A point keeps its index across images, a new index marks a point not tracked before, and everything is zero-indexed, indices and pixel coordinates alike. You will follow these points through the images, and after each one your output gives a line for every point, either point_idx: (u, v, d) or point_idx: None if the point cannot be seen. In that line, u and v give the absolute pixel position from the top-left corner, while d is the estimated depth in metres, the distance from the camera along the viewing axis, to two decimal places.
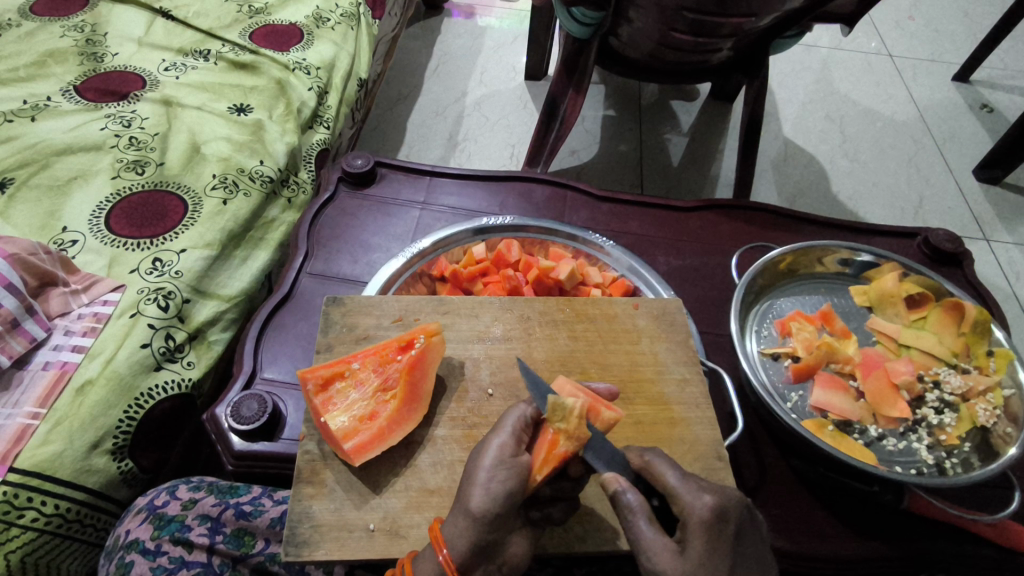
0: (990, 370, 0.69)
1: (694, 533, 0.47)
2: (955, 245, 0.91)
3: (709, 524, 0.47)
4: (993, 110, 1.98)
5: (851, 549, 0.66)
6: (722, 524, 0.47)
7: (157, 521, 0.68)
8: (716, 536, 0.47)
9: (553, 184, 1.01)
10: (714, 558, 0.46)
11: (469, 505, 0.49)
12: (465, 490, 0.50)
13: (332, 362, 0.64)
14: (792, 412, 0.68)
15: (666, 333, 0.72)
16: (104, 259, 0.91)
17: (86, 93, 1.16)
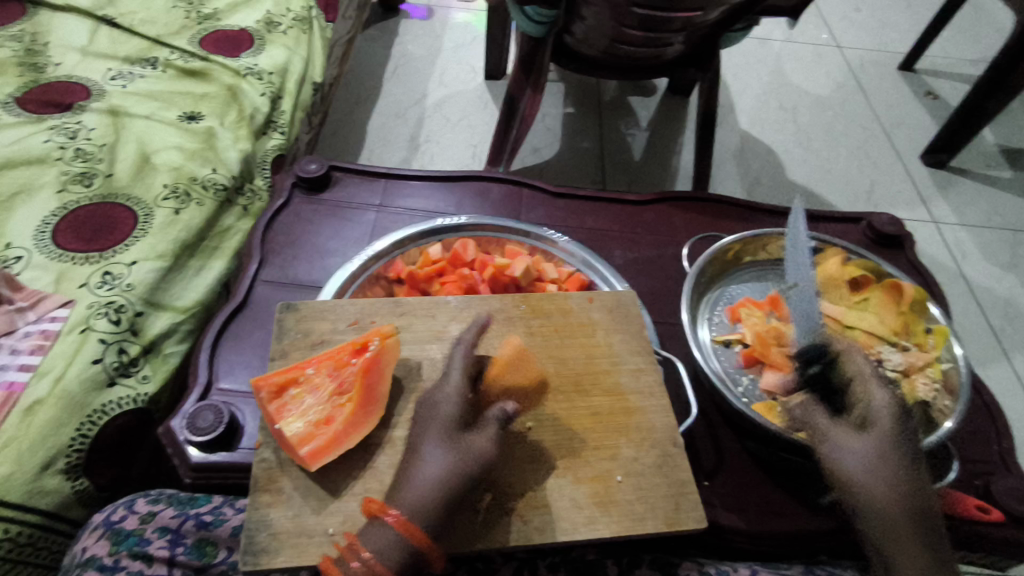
0: (929, 347, 0.73)
1: None
2: (896, 228, 0.95)
3: None
4: (937, 97, 2.05)
5: (804, 525, 0.68)
6: None
7: (115, 536, 0.67)
8: None
9: (509, 182, 1.02)
10: None
11: (420, 478, 0.54)
12: (413, 469, 0.55)
13: (286, 368, 0.64)
14: (743, 397, 0.70)
15: (621, 325, 0.73)
16: (51, 274, 0.89)
17: (28, 105, 1.13)
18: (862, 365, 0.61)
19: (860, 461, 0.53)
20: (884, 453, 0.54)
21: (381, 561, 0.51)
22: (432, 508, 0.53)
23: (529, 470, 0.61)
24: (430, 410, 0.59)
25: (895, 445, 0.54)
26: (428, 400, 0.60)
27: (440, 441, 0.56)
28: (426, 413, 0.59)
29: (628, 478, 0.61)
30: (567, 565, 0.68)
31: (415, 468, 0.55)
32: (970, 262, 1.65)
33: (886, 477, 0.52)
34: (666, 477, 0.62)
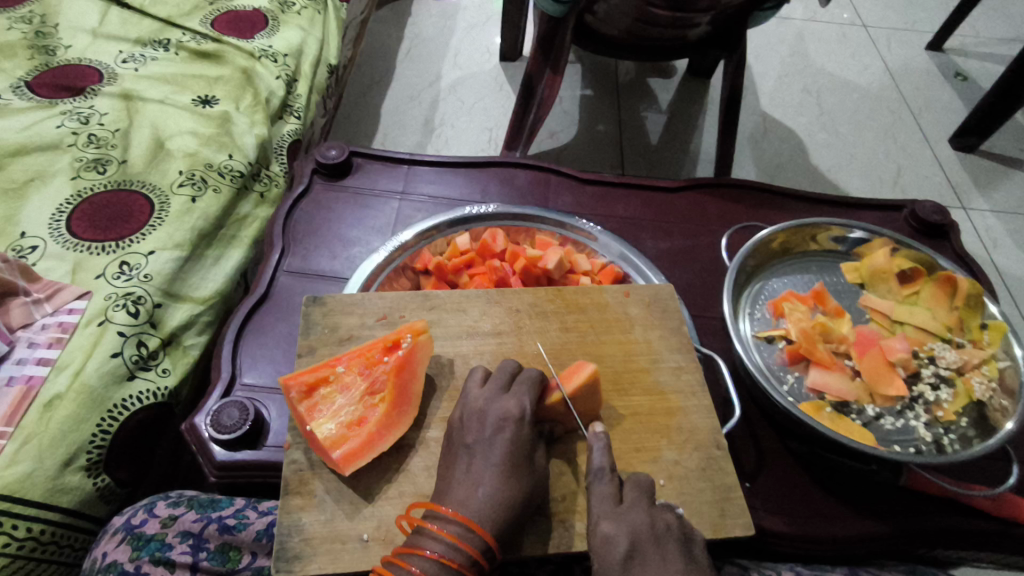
0: (984, 344, 0.69)
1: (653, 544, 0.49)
2: (942, 217, 0.91)
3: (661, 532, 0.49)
4: (967, 78, 1.98)
5: (852, 529, 0.65)
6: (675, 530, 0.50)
7: (135, 540, 0.65)
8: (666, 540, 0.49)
9: (535, 168, 0.98)
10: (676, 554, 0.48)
11: (478, 501, 0.50)
12: (466, 489, 0.51)
13: (315, 367, 0.61)
14: (789, 395, 0.67)
15: (659, 320, 0.70)
16: (67, 265, 0.87)
17: (39, 89, 1.10)
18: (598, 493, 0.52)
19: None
20: None
21: (452, 559, 0.48)
22: (496, 525, 0.50)
23: (569, 474, 0.58)
24: (477, 423, 0.55)
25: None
26: (471, 410, 0.56)
27: (499, 459, 0.53)
28: (471, 425, 0.55)
29: (672, 482, 0.59)
30: None
31: (470, 486, 0.51)
32: (1001, 250, 1.61)
33: None
34: (711, 482, 0.59)
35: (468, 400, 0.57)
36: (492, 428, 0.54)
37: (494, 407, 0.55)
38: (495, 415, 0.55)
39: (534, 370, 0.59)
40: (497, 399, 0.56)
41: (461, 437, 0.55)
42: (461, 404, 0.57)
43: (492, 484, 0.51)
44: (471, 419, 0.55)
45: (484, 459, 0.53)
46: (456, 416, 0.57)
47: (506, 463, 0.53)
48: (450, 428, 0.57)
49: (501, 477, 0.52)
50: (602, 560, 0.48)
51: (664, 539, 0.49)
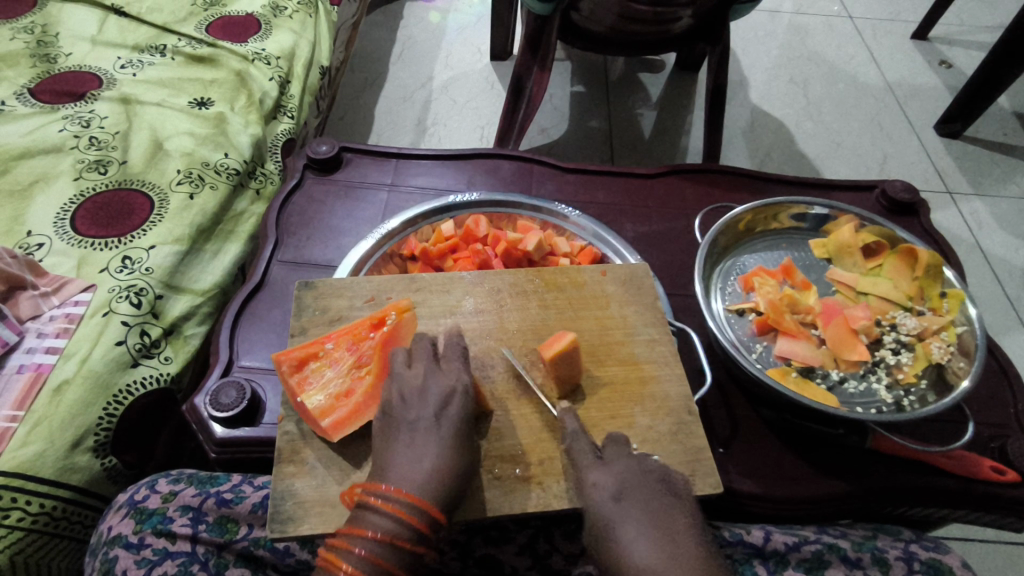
0: (944, 311, 0.72)
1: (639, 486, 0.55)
2: (911, 195, 0.94)
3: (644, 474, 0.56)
4: (951, 66, 2.01)
5: (819, 489, 0.69)
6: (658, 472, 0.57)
7: (138, 514, 0.69)
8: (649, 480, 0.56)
9: (519, 159, 1.02)
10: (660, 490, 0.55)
11: (425, 474, 0.53)
12: (409, 464, 0.54)
13: (306, 343, 0.65)
14: (757, 363, 0.71)
15: (634, 296, 0.74)
16: (72, 260, 0.91)
17: (41, 95, 1.14)
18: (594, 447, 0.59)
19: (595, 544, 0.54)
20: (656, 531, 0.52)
21: (400, 521, 0.51)
22: (441, 496, 0.53)
23: (547, 440, 0.62)
24: (417, 399, 0.58)
25: (604, 522, 0.54)
26: (409, 387, 0.59)
27: (443, 438, 0.56)
28: (412, 402, 0.58)
29: (644, 445, 0.62)
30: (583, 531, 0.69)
31: (415, 460, 0.54)
32: (985, 233, 1.64)
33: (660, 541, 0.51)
34: (682, 444, 0.63)
35: (403, 379, 0.59)
36: (437, 404, 0.57)
37: (434, 386, 0.58)
38: (437, 394, 0.58)
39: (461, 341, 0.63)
40: (433, 375, 0.60)
41: (403, 414, 0.57)
42: (394, 381, 0.59)
43: (435, 460, 0.54)
44: (411, 397, 0.58)
45: (426, 436, 0.55)
46: (392, 393, 0.59)
47: (450, 442, 0.56)
48: (385, 403, 0.59)
49: (444, 454, 0.55)
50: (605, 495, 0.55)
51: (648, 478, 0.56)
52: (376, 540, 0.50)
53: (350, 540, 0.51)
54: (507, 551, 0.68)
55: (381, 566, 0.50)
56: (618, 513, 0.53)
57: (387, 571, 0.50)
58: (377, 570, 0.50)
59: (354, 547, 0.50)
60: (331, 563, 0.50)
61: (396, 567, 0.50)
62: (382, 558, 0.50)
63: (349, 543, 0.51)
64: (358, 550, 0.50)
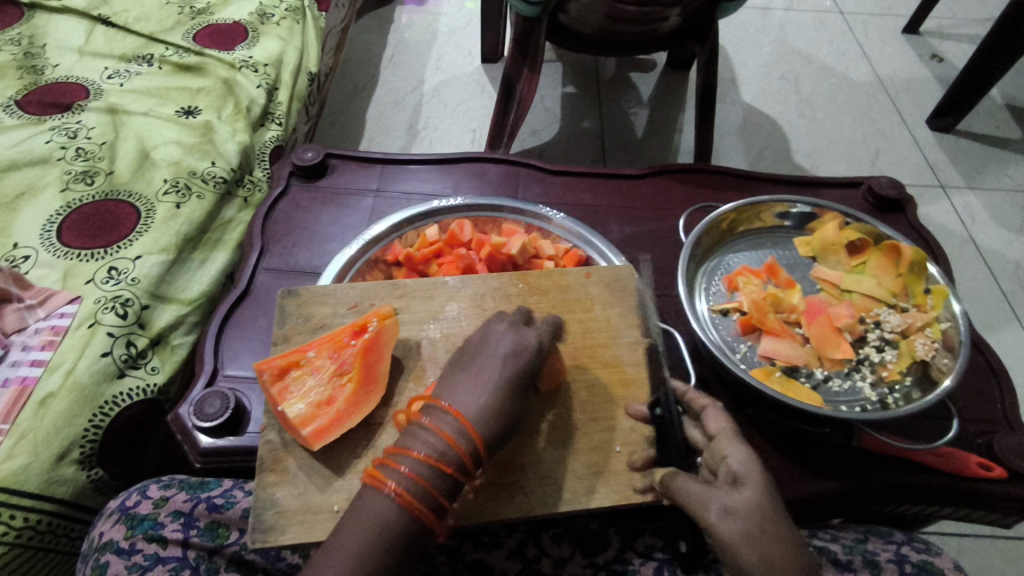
0: (928, 307, 0.72)
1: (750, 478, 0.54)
2: (897, 191, 0.94)
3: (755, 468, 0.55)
4: (943, 60, 2.01)
5: (805, 488, 0.69)
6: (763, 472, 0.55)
7: (130, 520, 0.68)
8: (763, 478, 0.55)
9: (505, 162, 1.02)
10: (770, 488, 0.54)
11: (474, 411, 0.53)
12: (466, 398, 0.54)
13: (286, 352, 0.65)
14: (741, 363, 0.70)
15: (618, 298, 0.74)
16: (58, 271, 0.91)
17: (28, 107, 1.14)
18: (721, 424, 0.59)
19: (747, 526, 0.50)
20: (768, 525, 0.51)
21: (443, 458, 0.51)
22: (488, 435, 0.52)
23: (530, 444, 0.61)
24: (489, 346, 0.58)
25: (768, 495, 0.53)
26: (487, 336, 0.59)
27: (505, 378, 0.55)
28: (484, 348, 0.58)
29: (627, 448, 0.62)
30: (570, 534, 0.69)
31: (473, 397, 0.54)
32: (979, 226, 1.63)
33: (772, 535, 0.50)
34: None
35: (490, 328, 0.60)
36: (506, 351, 0.57)
37: (515, 336, 0.59)
38: (511, 343, 0.58)
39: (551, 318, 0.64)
40: (515, 329, 0.59)
41: (475, 357, 0.57)
42: (481, 330, 0.60)
43: (495, 397, 0.54)
44: (488, 343, 0.58)
45: (491, 376, 0.55)
46: (474, 339, 0.60)
47: (512, 382, 0.55)
48: (464, 349, 0.59)
49: (504, 395, 0.54)
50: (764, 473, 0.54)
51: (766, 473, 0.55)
52: (411, 477, 0.50)
53: (384, 471, 0.51)
54: (495, 556, 0.68)
55: (409, 504, 0.49)
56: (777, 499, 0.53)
57: (412, 512, 0.49)
58: (404, 509, 0.49)
59: (387, 480, 0.50)
60: (376, 481, 0.50)
61: (424, 509, 0.49)
62: (412, 497, 0.49)
63: (382, 476, 0.50)
64: (392, 483, 0.50)
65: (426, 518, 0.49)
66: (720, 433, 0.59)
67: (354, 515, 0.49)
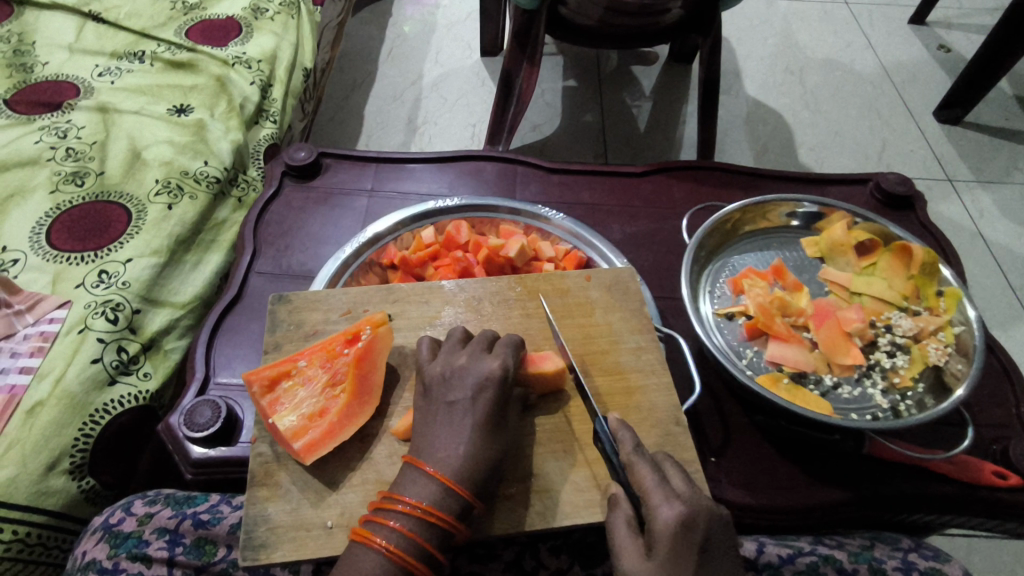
0: (940, 310, 0.69)
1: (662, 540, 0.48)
2: (907, 188, 0.91)
3: (677, 532, 0.48)
4: (950, 50, 1.97)
5: (814, 498, 0.67)
6: (689, 533, 0.48)
7: (113, 538, 0.67)
8: (684, 543, 0.48)
9: (503, 160, 0.99)
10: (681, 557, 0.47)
11: (455, 462, 0.53)
12: (445, 449, 0.53)
13: (277, 361, 0.63)
14: (747, 369, 0.68)
15: (620, 302, 0.71)
16: (48, 276, 0.89)
17: (18, 106, 1.12)
18: (649, 479, 0.52)
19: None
20: None
21: (431, 509, 0.51)
22: (472, 481, 0.52)
23: (529, 456, 0.59)
24: (458, 381, 0.57)
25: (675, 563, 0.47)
26: (451, 368, 0.58)
27: (477, 417, 0.55)
28: (449, 383, 0.57)
29: None
30: (572, 547, 0.67)
31: (450, 443, 0.54)
32: (987, 221, 1.60)
33: None
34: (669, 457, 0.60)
35: (451, 360, 0.59)
36: (473, 388, 0.56)
37: (478, 367, 0.58)
38: (476, 376, 0.57)
39: (514, 335, 0.62)
40: (480, 360, 0.59)
41: (442, 394, 0.57)
42: (441, 361, 0.59)
43: (472, 440, 0.54)
44: (452, 378, 0.57)
45: (462, 417, 0.55)
46: (436, 372, 0.59)
47: (485, 422, 0.55)
48: (427, 383, 0.58)
49: (479, 435, 0.54)
50: (678, 542, 0.48)
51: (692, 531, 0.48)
52: (400, 532, 0.50)
53: (373, 529, 0.51)
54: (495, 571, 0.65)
55: (399, 560, 0.49)
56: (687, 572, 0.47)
57: (403, 565, 0.49)
58: (394, 564, 0.49)
59: (376, 536, 0.50)
60: (365, 540, 0.50)
61: (414, 563, 0.49)
62: (403, 551, 0.49)
63: (371, 532, 0.51)
64: (381, 541, 0.50)
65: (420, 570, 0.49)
66: (644, 490, 0.52)
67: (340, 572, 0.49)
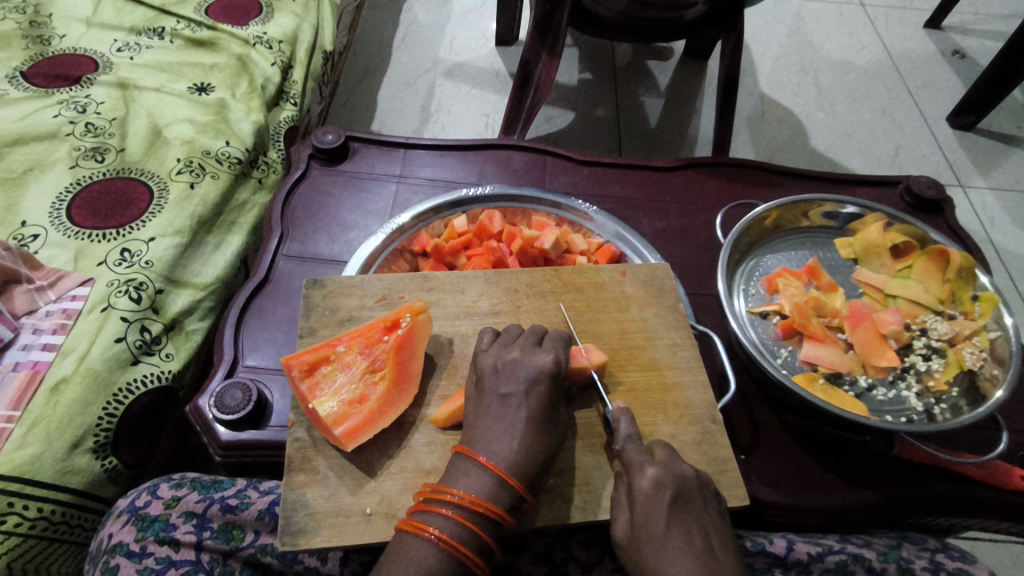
0: (976, 315, 0.70)
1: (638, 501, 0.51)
2: (936, 192, 0.91)
3: (650, 494, 0.51)
4: (965, 56, 1.97)
5: (844, 499, 0.67)
6: (660, 493, 0.50)
7: (140, 522, 0.66)
8: (656, 503, 0.50)
9: (530, 151, 0.98)
10: (655, 513, 0.50)
11: (507, 455, 0.53)
12: (498, 441, 0.53)
13: (317, 346, 0.62)
14: (783, 368, 0.68)
15: (655, 298, 0.71)
16: (69, 252, 0.87)
17: (35, 79, 1.10)
18: (630, 448, 0.53)
19: (626, 555, 0.51)
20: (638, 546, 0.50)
21: (487, 501, 0.51)
22: (525, 475, 0.53)
23: (567, 448, 0.59)
24: (511, 374, 0.57)
25: (648, 519, 0.50)
26: (504, 360, 0.58)
27: (530, 412, 0.55)
28: (502, 376, 0.57)
29: None
30: (601, 540, 0.67)
31: (503, 435, 0.54)
32: (998, 228, 1.61)
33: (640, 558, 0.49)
34: (707, 454, 0.60)
35: (503, 352, 0.59)
36: (527, 382, 0.56)
37: (531, 360, 0.57)
38: (529, 369, 0.57)
39: (561, 331, 0.62)
40: (532, 353, 0.59)
41: (495, 386, 0.56)
42: (493, 353, 0.59)
43: (525, 433, 0.54)
44: (504, 370, 0.57)
45: (516, 409, 0.55)
46: (488, 363, 0.58)
47: (538, 417, 0.55)
48: (479, 374, 0.58)
49: (532, 428, 0.54)
50: (649, 504, 0.50)
51: (662, 491, 0.51)
52: (453, 522, 0.50)
53: (425, 519, 0.50)
54: (523, 561, 0.66)
55: (454, 550, 0.49)
56: (659, 529, 0.49)
57: (459, 556, 0.49)
58: (449, 555, 0.49)
59: (427, 526, 0.50)
60: (416, 530, 0.50)
61: (469, 554, 0.49)
62: (457, 542, 0.49)
63: (422, 523, 0.50)
64: (433, 529, 0.50)
65: (473, 559, 0.49)
66: (625, 458, 0.53)
67: (393, 562, 0.49)
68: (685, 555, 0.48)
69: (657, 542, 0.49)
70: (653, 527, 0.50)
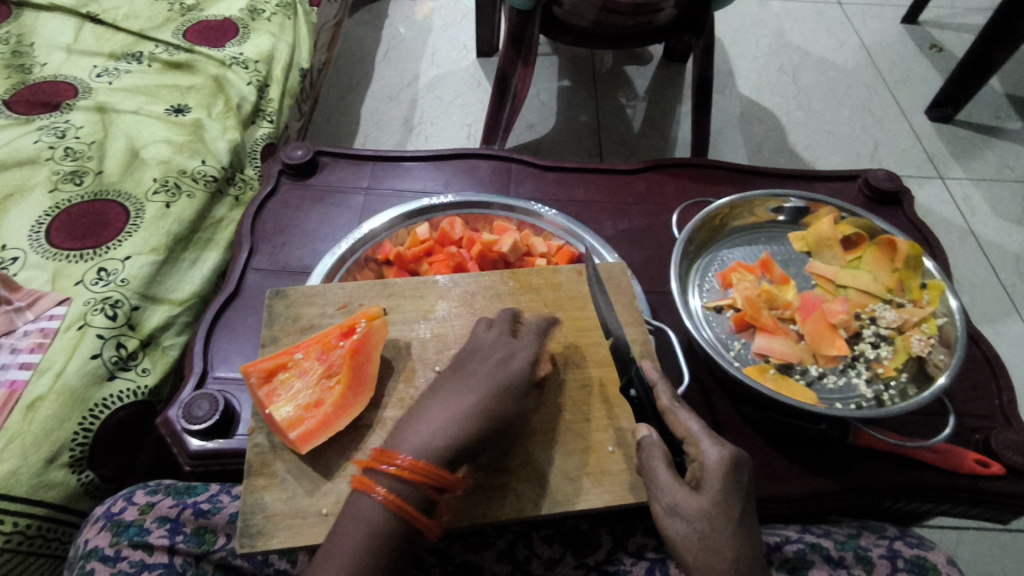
0: (925, 303, 0.72)
1: (714, 476, 0.51)
2: (894, 184, 0.93)
3: (729, 471, 0.52)
4: (942, 49, 1.99)
5: (802, 487, 0.68)
6: (740, 472, 0.52)
7: (115, 527, 0.68)
8: (733, 482, 0.52)
9: (497, 158, 1.00)
10: (731, 497, 0.51)
11: (459, 411, 0.55)
12: (452, 403, 0.56)
13: (274, 354, 0.64)
14: (735, 361, 0.70)
15: (612, 295, 0.72)
16: (47, 273, 0.90)
17: (16, 106, 1.13)
18: (693, 424, 0.55)
19: (690, 528, 0.50)
20: (716, 523, 0.50)
21: (428, 460, 0.52)
22: (479, 427, 0.55)
23: (523, 445, 0.60)
24: (483, 353, 0.61)
25: (728, 502, 0.51)
26: (483, 344, 0.62)
27: (492, 378, 0.58)
28: (481, 354, 0.61)
29: (620, 447, 0.61)
30: (562, 535, 0.68)
31: (464, 395, 0.56)
32: (978, 218, 1.62)
33: (716, 541, 0.49)
34: None
35: (482, 337, 0.63)
36: (492, 359, 0.60)
37: (507, 343, 0.62)
38: (505, 350, 0.61)
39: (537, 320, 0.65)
40: (508, 337, 0.63)
41: (468, 364, 0.60)
42: (474, 340, 0.63)
43: (483, 394, 0.56)
44: (477, 351, 0.61)
45: (480, 377, 0.58)
46: (467, 348, 0.62)
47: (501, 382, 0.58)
48: (459, 358, 0.62)
49: (490, 392, 0.57)
50: (727, 482, 0.51)
51: (741, 470, 0.52)
52: (398, 481, 0.52)
53: (372, 477, 0.53)
54: (488, 558, 0.67)
55: (398, 507, 0.51)
56: (736, 509, 0.51)
57: (402, 514, 0.51)
58: (394, 513, 0.51)
59: (375, 484, 0.52)
60: (361, 488, 0.52)
61: (412, 512, 0.51)
62: (403, 501, 0.51)
63: (370, 481, 0.53)
64: (379, 488, 0.52)
65: (415, 518, 0.51)
66: (691, 435, 0.55)
67: (347, 521, 0.51)
68: (750, 538, 0.51)
69: (734, 519, 0.50)
70: (729, 509, 0.50)
